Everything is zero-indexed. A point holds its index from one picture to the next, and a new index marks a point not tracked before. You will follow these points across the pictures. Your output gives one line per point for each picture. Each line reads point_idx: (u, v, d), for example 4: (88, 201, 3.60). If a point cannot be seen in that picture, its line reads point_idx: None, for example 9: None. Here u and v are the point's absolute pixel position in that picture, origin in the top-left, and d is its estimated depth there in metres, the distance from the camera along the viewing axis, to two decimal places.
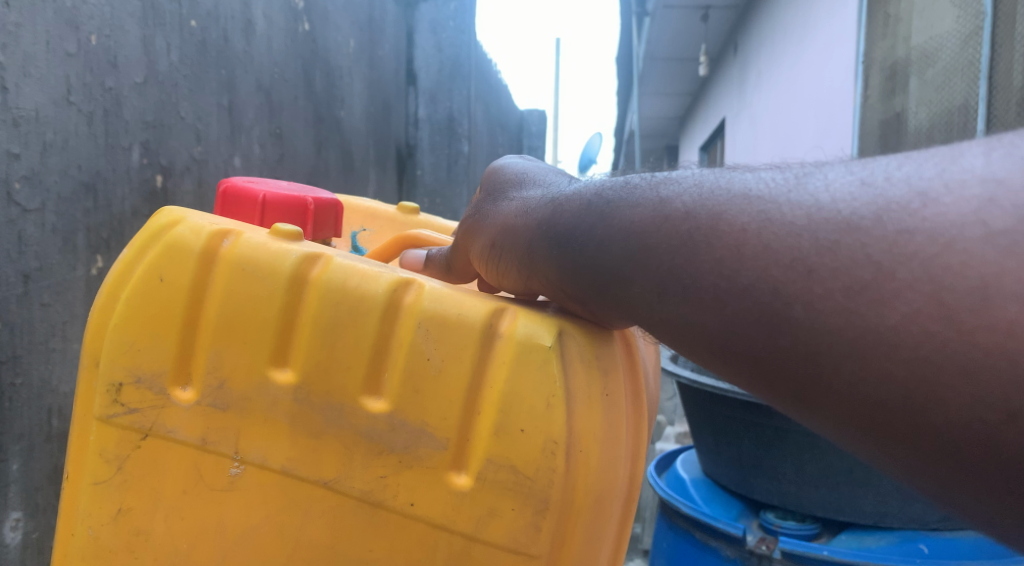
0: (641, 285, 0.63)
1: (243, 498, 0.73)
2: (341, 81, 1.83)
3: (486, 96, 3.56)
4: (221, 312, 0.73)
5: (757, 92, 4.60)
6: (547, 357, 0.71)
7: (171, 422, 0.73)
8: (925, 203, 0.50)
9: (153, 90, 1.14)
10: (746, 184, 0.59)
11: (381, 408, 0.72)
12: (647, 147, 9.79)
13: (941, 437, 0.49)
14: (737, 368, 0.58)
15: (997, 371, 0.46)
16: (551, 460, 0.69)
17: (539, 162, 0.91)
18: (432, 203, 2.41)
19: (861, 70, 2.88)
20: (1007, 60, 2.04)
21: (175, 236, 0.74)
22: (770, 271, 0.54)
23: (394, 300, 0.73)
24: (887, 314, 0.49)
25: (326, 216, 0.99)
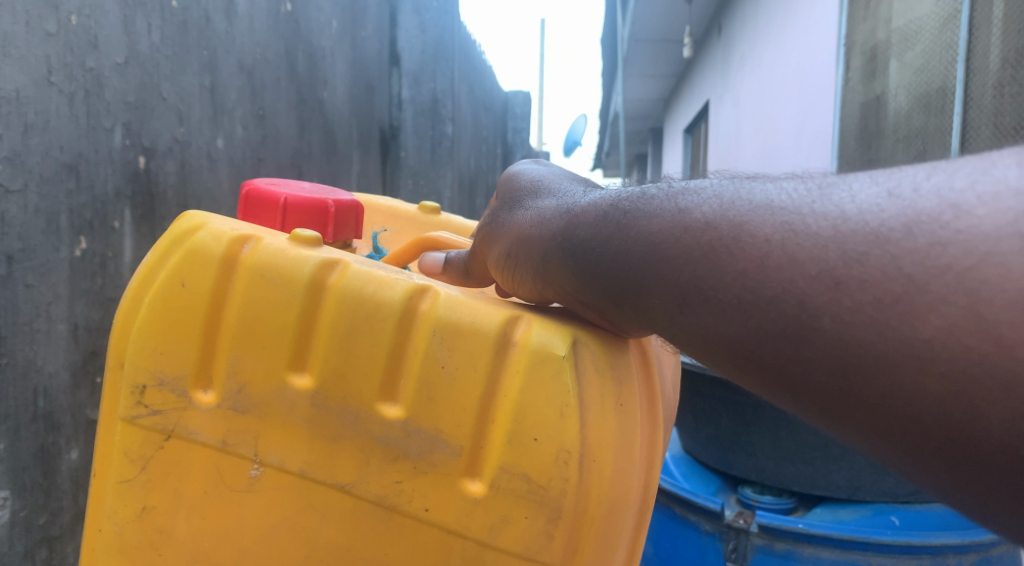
0: (660, 297, 0.65)
1: (262, 499, 0.76)
2: (324, 62, 1.83)
3: (470, 76, 3.55)
4: (240, 318, 0.76)
5: (739, 74, 4.62)
6: (561, 367, 0.73)
7: (192, 425, 0.77)
8: (957, 214, 0.52)
9: (135, 71, 1.14)
10: (768, 196, 0.61)
11: (396, 414, 0.74)
12: (630, 129, 9.80)
13: (977, 448, 0.50)
14: (762, 376, 0.59)
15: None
16: (564, 469, 0.72)
17: (554, 171, 0.92)
18: (415, 184, 2.42)
19: (843, 52, 2.91)
20: (984, 44, 2.07)
21: (196, 241, 0.77)
22: (795, 283, 0.55)
23: (410, 307, 0.75)
24: (921, 327, 0.51)
25: (347, 218, 1.00)
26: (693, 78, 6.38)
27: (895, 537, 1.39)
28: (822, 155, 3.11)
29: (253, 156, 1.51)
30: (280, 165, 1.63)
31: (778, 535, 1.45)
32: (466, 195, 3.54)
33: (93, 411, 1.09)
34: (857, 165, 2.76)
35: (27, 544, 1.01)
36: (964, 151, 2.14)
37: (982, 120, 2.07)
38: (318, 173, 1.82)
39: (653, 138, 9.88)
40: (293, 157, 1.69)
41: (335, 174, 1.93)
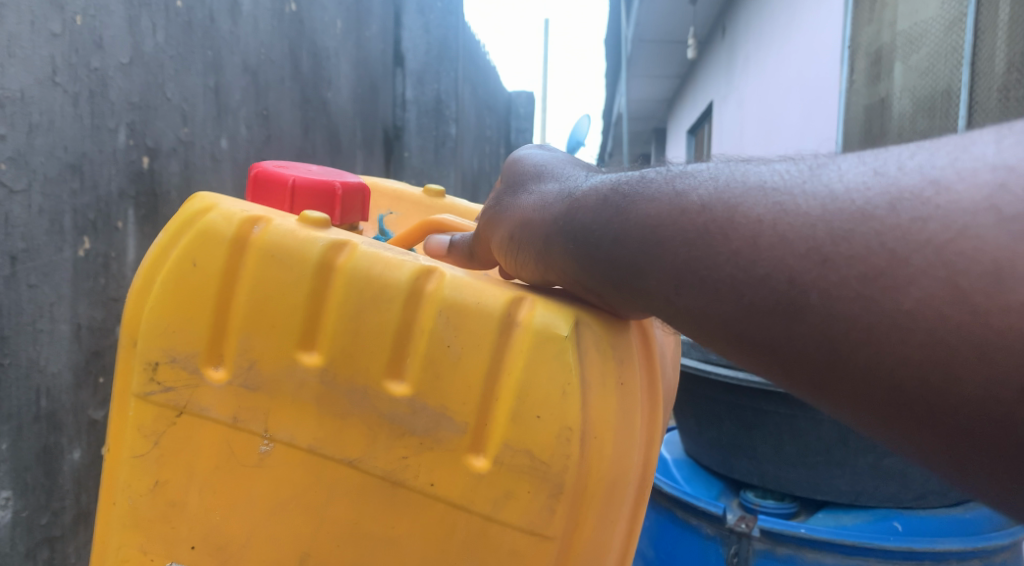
0: (658, 277, 0.65)
1: (272, 474, 0.77)
2: (328, 62, 1.83)
3: (474, 78, 3.55)
4: (250, 297, 0.76)
5: (744, 76, 4.61)
6: (563, 346, 0.73)
7: (204, 401, 0.77)
8: (937, 191, 0.52)
9: (139, 71, 1.14)
10: (761, 176, 0.61)
11: (403, 392, 0.74)
12: (634, 130, 9.80)
13: (957, 413, 0.51)
14: (755, 355, 0.60)
15: (1007, 349, 0.48)
16: (566, 446, 0.72)
17: (557, 155, 0.91)
18: (420, 184, 2.42)
19: (847, 55, 2.90)
20: (989, 47, 2.06)
21: (207, 221, 0.77)
22: (785, 260, 0.56)
23: (417, 288, 0.75)
24: (901, 298, 0.52)
25: (355, 201, 1.00)
26: (697, 80, 6.37)
27: (897, 543, 1.38)
28: None
29: (257, 156, 1.51)
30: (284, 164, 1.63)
31: (780, 540, 1.45)
32: (469, 195, 3.54)
33: (96, 412, 1.09)
34: None
35: (29, 544, 1.01)
36: None
37: (988, 123, 2.06)
38: None
39: (657, 139, 9.87)
40: (297, 157, 1.69)
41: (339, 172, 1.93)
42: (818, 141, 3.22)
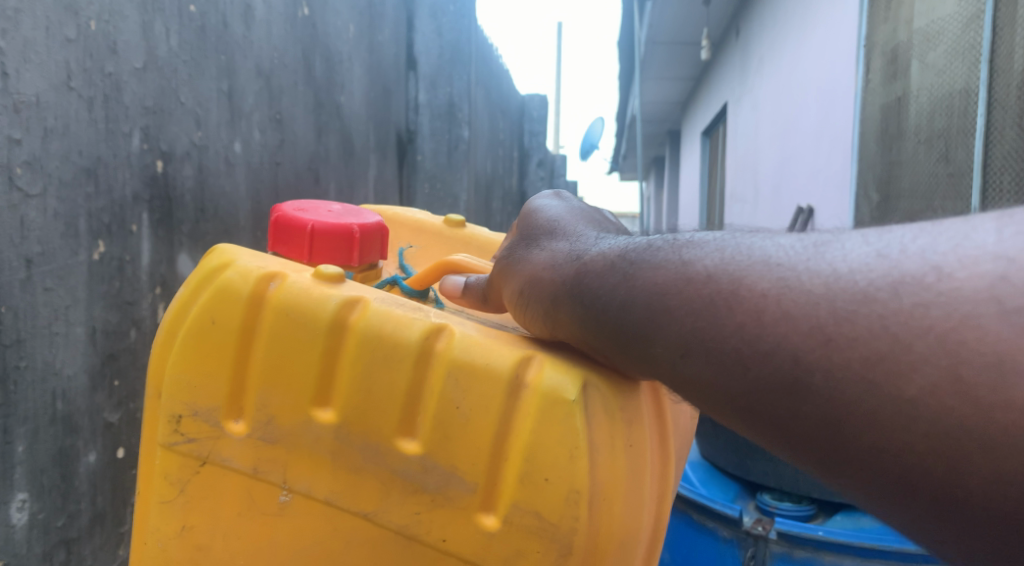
0: (662, 345, 0.63)
1: (292, 524, 0.78)
2: (342, 66, 1.84)
3: (486, 81, 3.54)
4: (267, 355, 0.77)
5: (758, 76, 4.58)
6: (572, 410, 0.71)
7: (225, 452, 0.79)
8: (939, 276, 0.51)
9: (153, 76, 1.15)
10: (765, 251, 0.60)
11: (415, 450, 0.74)
12: (648, 132, 9.76)
13: (964, 506, 0.49)
14: (758, 429, 0.58)
15: (1012, 445, 0.46)
16: (575, 509, 0.70)
17: (572, 207, 0.89)
18: (432, 187, 2.42)
19: (863, 53, 2.87)
20: (1008, 43, 2.03)
21: (225, 279, 0.78)
22: (789, 338, 0.55)
23: (427, 348, 0.75)
24: (905, 386, 0.50)
25: (373, 241, 1.00)
26: (712, 80, 6.32)
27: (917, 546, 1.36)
28: (843, 158, 3.07)
29: (270, 160, 1.51)
30: (298, 169, 1.63)
31: (797, 543, 1.43)
32: (482, 198, 3.54)
33: (111, 414, 1.10)
34: (879, 168, 2.73)
35: (46, 546, 1.01)
36: (988, 152, 2.10)
37: (1006, 121, 2.02)
38: (335, 176, 1.83)
39: (670, 140, 9.83)
40: (311, 162, 1.69)
41: (352, 177, 1.93)
42: (834, 143, 3.19)
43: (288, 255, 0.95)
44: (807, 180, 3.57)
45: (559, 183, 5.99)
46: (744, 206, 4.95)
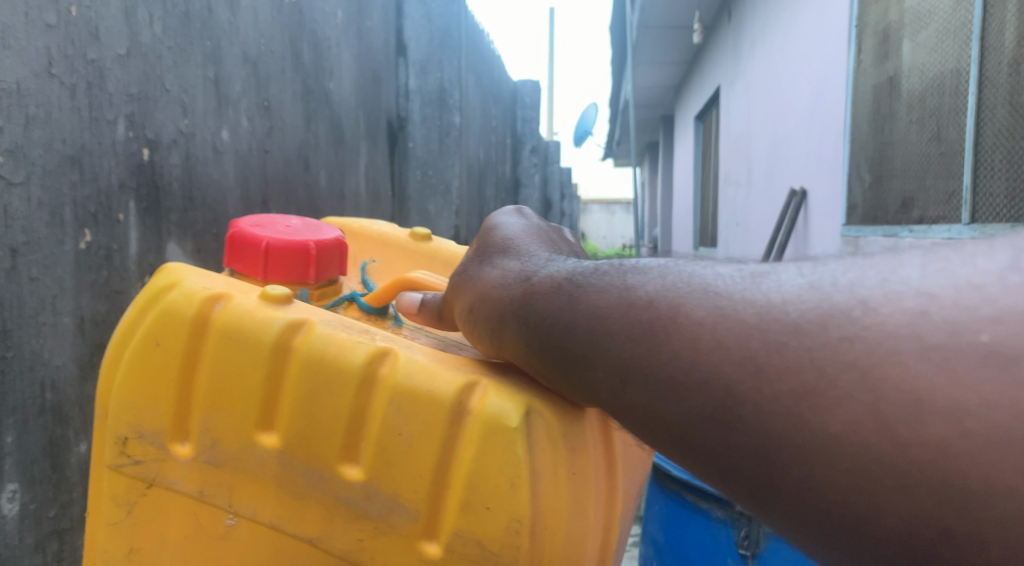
0: (603, 370, 0.61)
1: (239, 546, 0.78)
2: (330, 52, 1.82)
3: (478, 67, 3.52)
4: (211, 378, 0.77)
5: (750, 59, 4.56)
6: (513, 438, 0.69)
7: (172, 475, 0.78)
8: (865, 310, 0.50)
9: (137, 62, 1.13)
10: (705, 280, 0.58)
11: (357, 476, 0.73)
12: (641, 117, 9.72)
13: (882, 548, 0.48)
14: (692, 459, 0.56)
15: (930, 484, 0.46)
16: (516, 539, 0.69)
17: (530, 225, 0.89)
18: (425, 174, 2.40)
19: (855, 34, 2.85)
20: (999, 20, 2.01)
21: (169, 300, 0.77)
22: (722, 368, 0.53)
23: (370, 372, 0.74)
24: (829, 421, 0.49)
25: (331, 257, 0.99)
26: (704, 63, 6.30)
27: None
28: (835, 141, 3.07)
29: (259, 148, 1.50)
30: (287, 158, 1.62)
31: None
32: (476, 184, 3.53)
33: None
34: (872, 149, 2.72)
35: (38, 537, 1.01)
36: (980, 130, 2.10)
37: (998, 99, 2.01)
38: (326, 164, 1.81)
39: (663, 125, 9.79)
40: (300, 149, 1.67)
41: (343, 164, 1.92)
42: (827, 126, 3.18)
43: (243, 271, 0.94)
44: (801, 162, 3.56)
45: (554, 168, 5.97)
46: (739, 190, 4.94)
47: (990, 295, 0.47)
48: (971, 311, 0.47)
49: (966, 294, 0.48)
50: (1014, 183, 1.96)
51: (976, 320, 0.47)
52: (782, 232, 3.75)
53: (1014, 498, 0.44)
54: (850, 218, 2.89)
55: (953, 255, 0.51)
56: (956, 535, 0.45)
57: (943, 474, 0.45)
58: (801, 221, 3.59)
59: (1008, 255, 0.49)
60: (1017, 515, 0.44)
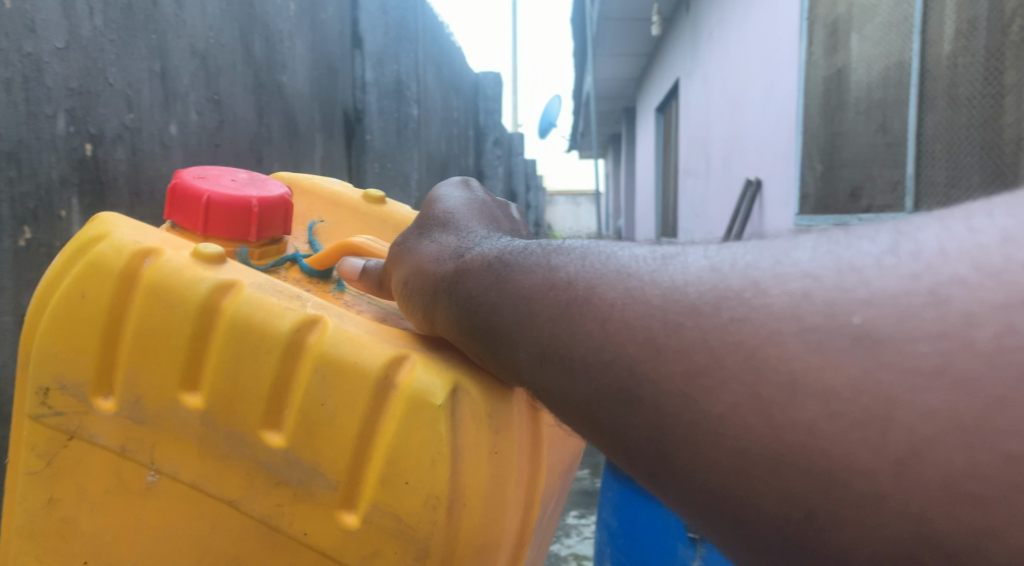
0: (525, 350, 0.60)
1: (159, 504, 0.75)
2: (282, 45, 1.80)
3: (438, 59, 3.52)
4: (136, 335, 0.74)
5: (707, 51, 4.60)
6: (437, 415, 0.70)
7: (93, 428, 0.75)
8: (755, 292, 0.49)
9: (77, 56, 1.12)
10: (621, 260, 0.58)
11: (279, 443, 0.72)
12: (604, 109, 9.78)
13: (757, 528, 0.47)
14: (598, 436, 0.55)
15: (800, 464, 0.44)
16: (432, 513, 0.69)
17: (473, 198, 0.89)
18: (382, 167, 2.39)
19: (806, 27, 2.90)
20: (938, 14, 1.99)
21: (96, 252, 0.74)
22: (626, 348, 0.52)
23: (297, 341, 0.73)
24: (714, 402, 0.47)
25: (275, 215, 0.99)
26: (664, 56, 6.34)
27: None
28: (788, 133, 3.13)
29: (209, 143, 1.48)
30: (238, 152, 1.60)
31: None
32: (437, 176, 3.53)
33: None
34: (823, 140, 2.77)
35: None
36: (921, 122, 2.09)
37: (938, 92, 2.01)
38: (279, 157, 1.80)
39: (625, 117, 9.85)
40: (251, 144, 1.66)
41: (297, 157, 1.91)
42: (780, 117, 3.24)
43: (184, 224, 0.94)
44: (756, 153, 3.61)
45: (519, 160, 5.99)
46: (698, 180, 4.99)
47: (867, 277, 0.46)
48: (847, 293, 0.45)
49: (845, 277, 0.46)
50: (954, 171, 1.93)
51: (851, 302, 0.45)
52: (737, 223, 3.82)
53: (869, 479, 0.42)
54: (803, 207, 2.95)
55: (842, 237, 0.49)
56: (821, 518, 0.44)
57: (810, 456, 0.44)
58: (757, 210, 3.64)
59: (890, 238, 0.47)
60: (874, 498, 0.42)
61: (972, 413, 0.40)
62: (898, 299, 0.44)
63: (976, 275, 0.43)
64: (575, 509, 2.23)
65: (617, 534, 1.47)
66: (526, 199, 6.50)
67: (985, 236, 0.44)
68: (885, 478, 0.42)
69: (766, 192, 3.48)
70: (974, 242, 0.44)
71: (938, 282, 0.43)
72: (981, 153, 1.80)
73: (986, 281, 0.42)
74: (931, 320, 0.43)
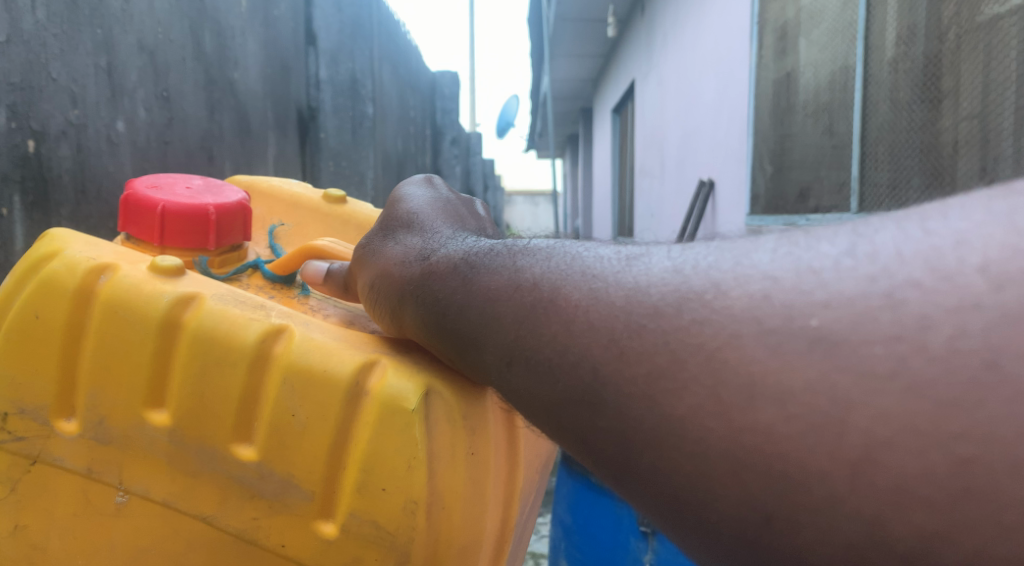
0: (493, 353, 0.61)
1: (129, 525, 0.74)
2: (233, 41, 1.78)
3: (394, 58, 3.50)
4: (96, 354, 0.73)
5: (661, 53, 4.66)
6: (411, 420, 0.68)
7: (57, 451, 0.74)
8: (716, 293, 0.49)
9: (18, 50, 1.09)
10: (586, 261, 0.59)
11: (250, 456, 0.71)
12: (560, 111, 9.83)
13: (717, 532, 0.47)
14: (566, 439, 0.55)
15: (758, 468, 0.45)
16: (411, 519, 0.68)
17: (436, 197, 0.89)
18: (338, 166, 2.37)
19: (756, 31, 2.97)
20: (881, 20, 2.04)
21: (49, 271, 0.73)
22: (591, 350, 0.53)
23: (263, 351, 0.72)
24: (676, 404, 0.48)
25: (233, 222, 0.98)
26: (620, 57, 6.38)
27: None
28: (740, 135, 3.19)
29: (158, 139, 1.45)
30: (189, 149, 1.56)
31: None
32: (394, 176, 3.50)
33: None
34: (773, 142, 2.83)
35: None
36: (866, 125, 2.13)
37: (880, 96, 2.05)
38: (231, 155, 1.77)
39: (581, 118, 9.91)
40: (202, 140, 1.62)
41: (250, 156, 1.88)
42: (733, 120, 3.29)
43: (139, 236, 0.92)
44: (709, 154, 3.67)
45: (476, 161, 5.98)
46: (654, 181, 5.05)
47: (824, 279, 0.46)
48: (806, 295, 0.46)
49: (804, 279, 0.47)
50: (897, 174, 1.97)
51: (809, 304, 0.46)
52: (691, 225, 3.89)
53: (827, 484, 0.43)
54: (754, 208, 3.01)
55: (803, 238, 0.50)
56: (778, 522, 0.44)
57: (768, 461, 0.45)
58: (710, 211, 3.71)
59: (847, 240, 0.48)
60: (830, 501, 0.43)
61: (926, 418, 0.41)
62: (854, 302, 0.45)
63: (931, 278, 0.43)
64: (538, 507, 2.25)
65: (572, 530, 1.49)
66: (484, 199, 6.49)
67: (940, 238, 0.45)
68: (840, 483, 0.43)
69: (719, 192, 3.54)
70: (929, 244, 0.45)
71: (894, 285, 0.44)
72: (921, 155, 1.85)
73: (940, 284, 0.43)
74: (886, 324, 0.43)
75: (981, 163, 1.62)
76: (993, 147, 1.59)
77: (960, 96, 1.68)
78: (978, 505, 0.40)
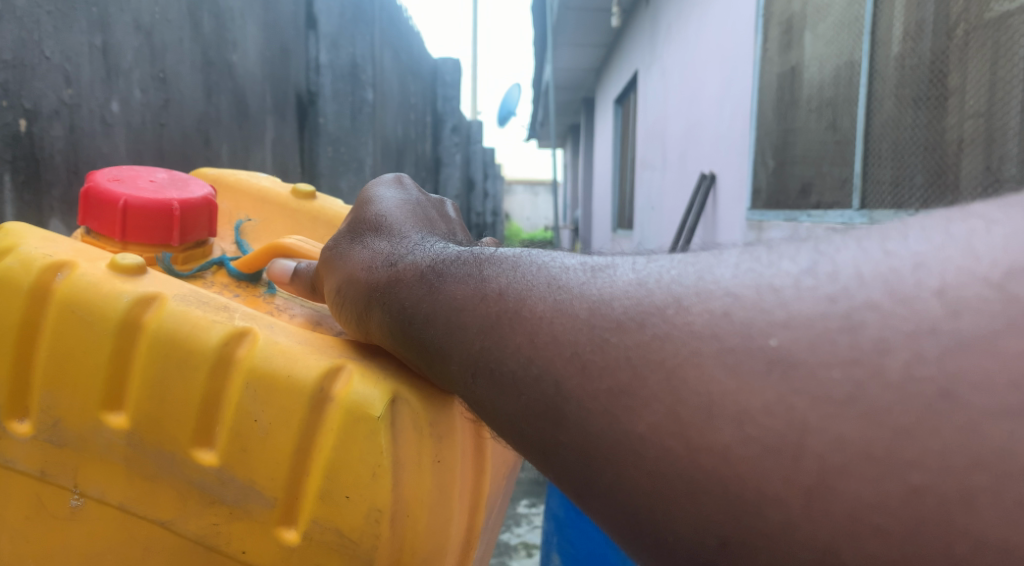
0: (457, 362, 0.59)
1: (85, 529, 0.72)
2: (233, 23, 1.75)
3: (395, 43, 3.45)
4: (51, 354, 0.71)
5: (666, 43, 4.61)
6: (376, 427, 0.67)
7: (10, 453, 0.72)
8: (677, 309, 0.48)
9: (11, 25, 1.07)
10: (554, 272, 0.57)
11: (211, 461, 0.69)
12: (563, 100, 9.74)
13: (673, 551, 0.46)
14: (527, 454, 0.53)
15: (714, 489, 0.44)
16: (376, 527, 0.67)
17: (406, 199, 0.87)
18: (336, 151, 2.33)
19: (762, 23, 2.93)
20: (888, 15, 2.01)
21: (4, 268, 0.71)
22: (553, 364, 0.51)
23: (225, 354, 0.70)
24: (635, 422, 0.47)
25: (198, 217, 0.96)
26: (624, 46, 6.29)
27: None
28: (743, 130, 3.15)
29: (153, 121, 1.43)
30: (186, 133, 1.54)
31: None
32: (393, 162, 3.46)
33: None
34: (775, 136, 2.80)
35: None
36: (869, 121, 2.11)
37: (885, 92, 2.02)
38: (229, 138, 1.75)
39: (583, 108, 9.83)
40: (199, 123, 1.60)
41: (247, 140, 1.85)
42: (735, 115, 3.26)
43: (99, 230, 0.91)
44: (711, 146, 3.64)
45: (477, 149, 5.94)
46: (654, 172, 5.01)
47: (785, 298, 0.45)
48: (766, 314, 0.45)
49: (764, 297, 0.46)
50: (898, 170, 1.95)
51: (769, 324, 0.45)
52: (692, 215, 3.86)
53: (782, 508, 0.42)
54: (755, 202, 2.98)
55: (767, 253, 0.50)
56: (733, 546, 0.43)
57: (723, 481, 0.43)
58: (710, 204, 3.68)
59: (809, 258, 0.47)
60: (783, 526, 0.42)
61: (882, 445, 0.40)
62: (814, 323, 0.44)
63: (889, 300, 0.43)
64: (526, 498, 2.24)
65: (565, 523, 1.48)
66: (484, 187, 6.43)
67: (899, 260, 0.44)
68: (796, 508, 0.42)
69: (719, 186, 3.51)
70: (888, 266, 0.44)
71: (853, 306, 0.43)
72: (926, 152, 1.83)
73: (898, 307, 0.42)
74: (844, 347, 0.43)
75: (985, 162, 1.60)
76: (997, 147, 1.57)
77: (966, 94, 1.66)
78: (931, 534, 0.39)
